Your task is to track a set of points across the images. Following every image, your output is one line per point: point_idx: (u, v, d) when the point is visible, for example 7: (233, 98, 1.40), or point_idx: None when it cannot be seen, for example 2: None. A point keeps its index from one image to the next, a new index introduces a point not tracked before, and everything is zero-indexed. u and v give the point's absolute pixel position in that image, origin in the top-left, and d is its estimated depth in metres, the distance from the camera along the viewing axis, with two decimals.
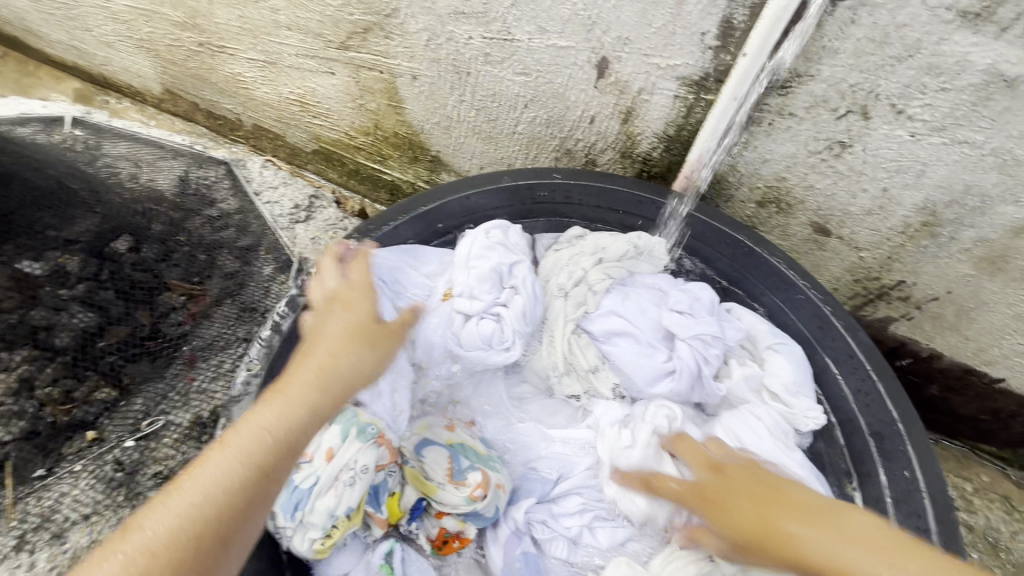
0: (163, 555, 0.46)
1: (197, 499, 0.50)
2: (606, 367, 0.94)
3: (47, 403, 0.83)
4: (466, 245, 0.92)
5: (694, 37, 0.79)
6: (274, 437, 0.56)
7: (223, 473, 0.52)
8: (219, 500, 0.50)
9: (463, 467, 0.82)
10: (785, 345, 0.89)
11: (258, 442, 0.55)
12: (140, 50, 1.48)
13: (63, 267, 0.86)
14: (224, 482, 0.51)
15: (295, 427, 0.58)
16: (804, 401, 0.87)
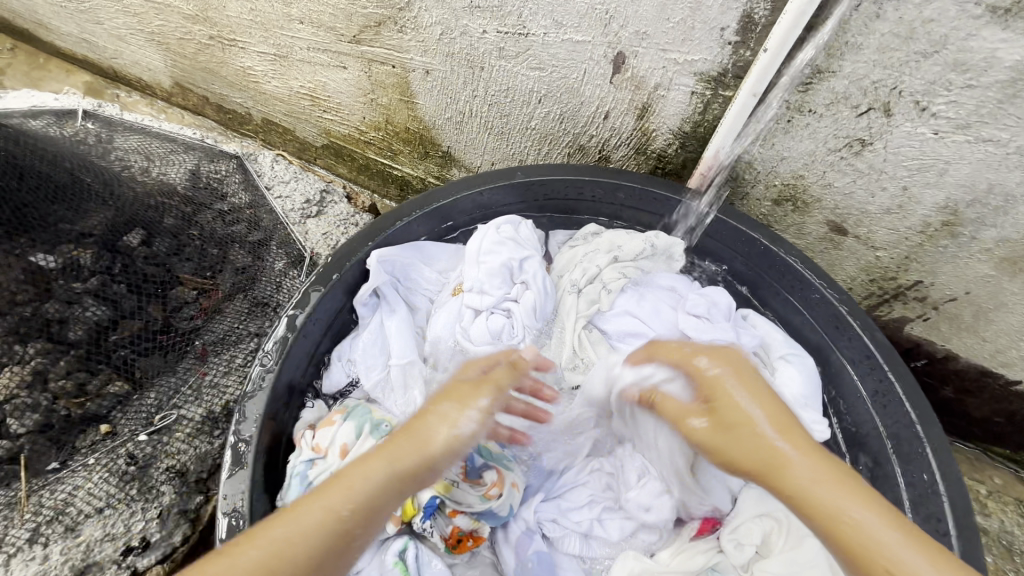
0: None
1: (270, 553, 0.53)
2: None
3: (61, 396, 0.83)
4: (477, 241, 0.91)
5: (713, 32, 0.78)
6: (349, 492, 0.58)
7: (306, 530, 0.55)
8: (292, 548, 0.54)
9: (478, 465, 0.83)
10: (797, 356, 0.89)
11: (336, 495, 0.57)
12: (151, 43, 1.48)
13: (76, 261, 0.86)
14: (299, 545, 0.54)
15: (372, 488, 0.58)
16: (810, 413, 0.86)
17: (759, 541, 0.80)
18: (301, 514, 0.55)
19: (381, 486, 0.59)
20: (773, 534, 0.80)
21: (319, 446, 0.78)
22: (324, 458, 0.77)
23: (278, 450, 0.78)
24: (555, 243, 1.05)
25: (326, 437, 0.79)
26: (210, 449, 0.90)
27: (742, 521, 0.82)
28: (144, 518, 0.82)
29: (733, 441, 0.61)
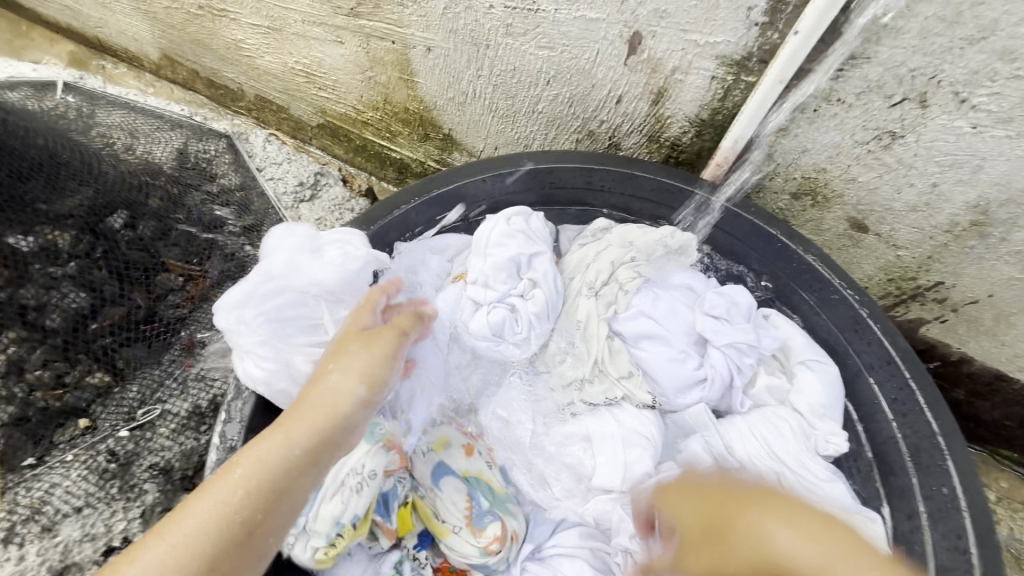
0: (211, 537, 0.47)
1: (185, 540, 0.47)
2: (639, 376, 0.83)
3: (37, 387, 0.77)
4: (345, 234, 0.78)
5: (739, 12, 0.72)
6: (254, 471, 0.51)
7: (200, 519, 0.48)
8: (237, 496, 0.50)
9: (483, 510, 0.74)
10: (819, 363, 0.84)
11: (235, 483, 0.50)
12: (137, 12, 1.40)
13: (53, 244, 0.80)
14: (215, 515, 0.48)
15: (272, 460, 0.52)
16: (828, 424, 0.81)
17: None
18: (192, 508, 0.49)
19: (282, 464, 0.52)
20: None
21: None
22: None
23: None
24: (565, 239, 0.99)
25: None
26: (195, 446, 0.86)
27: None
28: (127, 517, 0.78)
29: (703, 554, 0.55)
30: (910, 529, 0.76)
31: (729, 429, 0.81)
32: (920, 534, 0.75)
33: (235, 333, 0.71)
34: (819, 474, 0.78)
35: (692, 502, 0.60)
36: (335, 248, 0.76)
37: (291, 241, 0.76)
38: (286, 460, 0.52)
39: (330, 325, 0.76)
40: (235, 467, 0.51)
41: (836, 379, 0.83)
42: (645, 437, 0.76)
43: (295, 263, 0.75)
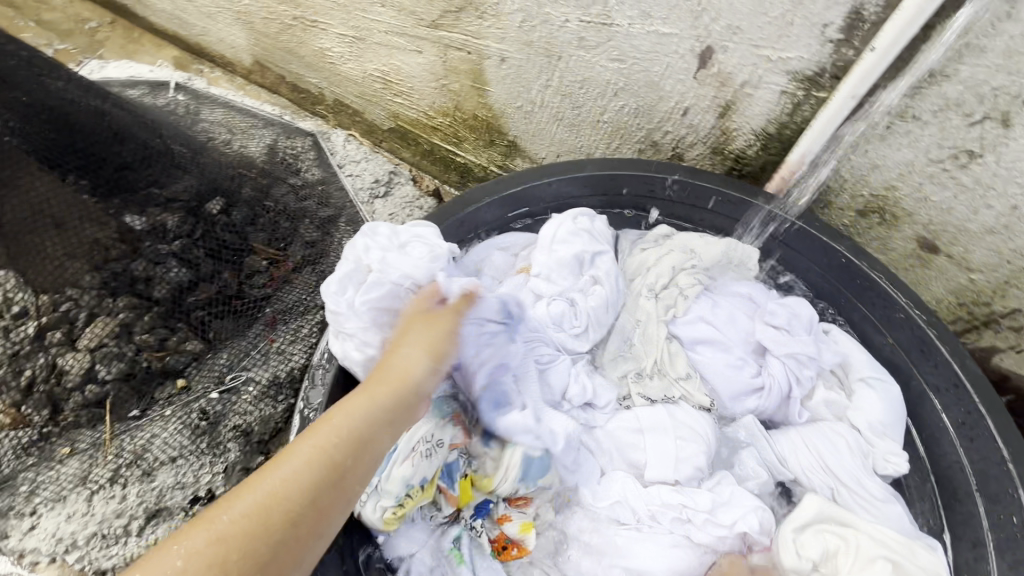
0: (289, 487, 0.49)
1: (287, 486, 0.49)
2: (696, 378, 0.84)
3: (144, 348, 0.88)
4: (427, 228, 0.80)
5: (814, 28, 0.74)
6: (341, 425, 0.54)
7: (292, 466, 0.50)
8: (321, 452, 0.52)
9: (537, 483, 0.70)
10: (880, 382, 0.81)
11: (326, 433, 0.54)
12: (237, 22, 1.54)
13: (162, 224, 0.91)
14: (314, 466, 0.51)
15: (357, 417, 0.56)
16: (889, 443, 0.78)
17: (820, 555, 0.71)
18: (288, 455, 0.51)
19: (368, 419, 0.56)
20: (839, 554, 0.70)
21: None
22: None
23: None
24: (625, 242, 0.99)
25: None
26: (274, 413, 0.91)
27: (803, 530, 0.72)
28: (211, 471, 0.84)
29: None
30: (974, 559, 0.74)
31: (781, 442, 0.81)
32: (985, 564, 0.72)
33: (333, 318, 0.72)
34: (876, 494, 0.76)
35: None
36: (409, 235, 0.79)
37: (380, 235, 0.78)
38: (375, 422, 0.57)
39: None
40: (326, 427, 0.54)
41: (901, 402, 0.81)
42: (698, 435, 0.76)
43: (385, 258, 0.76)
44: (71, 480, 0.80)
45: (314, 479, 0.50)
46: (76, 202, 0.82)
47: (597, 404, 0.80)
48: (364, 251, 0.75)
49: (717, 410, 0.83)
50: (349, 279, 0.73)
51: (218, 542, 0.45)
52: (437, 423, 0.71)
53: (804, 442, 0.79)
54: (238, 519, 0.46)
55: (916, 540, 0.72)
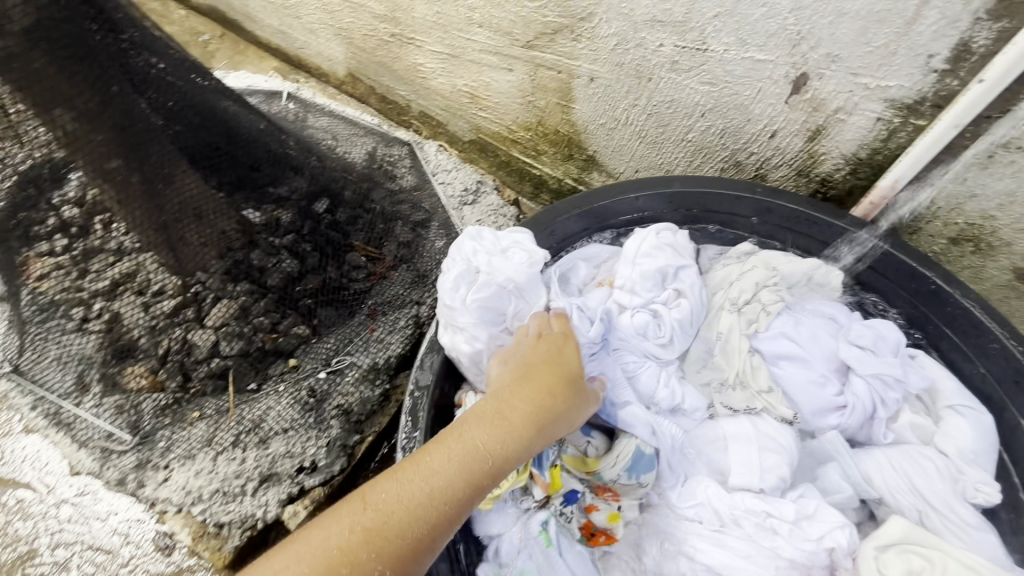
0: (429, 500, 0.56)
1: (421, 492, 0.56)
2: (778, 393, 0.84)
3: (260, 329, 1.00)
4: (522, 235, 0.87)
5: (917, 58, 0.76)
6: (482, 453, 0.60)
7: (434, 479, 0.57)
8: (457, 474, 0.58)
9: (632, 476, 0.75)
10: (970, 411, 0.81)
11: (466, 455, 0.59)
12: (337, 37, 1.68)
13: (275, 219, 1.01)
14: (445, 477, 0.57)
15: (495, 450, 0.60)
16: (979, 472, 0.78)
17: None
18: (434, 464, 0.57)
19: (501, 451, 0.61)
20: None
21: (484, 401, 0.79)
22: None
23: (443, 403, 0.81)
24: (706, 257, 1.04)
25: None
26: (371, 396, 0.98)
27: (887, 548, 0.71)
28: (316, 444, 0.92)
29: None
30: None
31: (866, 460, 0.81)
32: None
33: (445, 312, 0.78)
34: (967, 519, 0.75)
35: None
36: (506, 241, 0.85)
37: (484, 240, 0.85)
38: (507, 457, 0.61)
39: (512, 316, 0.81)
40: (467, 447, 0.59)
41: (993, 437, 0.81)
42: (780, 445, 0.78)
43: (490, 261, 0.82)
44: (199, 441, 0.91)
45: (448, 498, 0.56)
46: (213, 199, 0.91)
47: (683, 408, 0.84)
48: (472, 254, 0.82)
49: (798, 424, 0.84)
50: (461, 279, 0.79)
51: (364, 527, 0.52)
52: None
53: (889, 463, 0.80)
54: (386, 518, 0.53)
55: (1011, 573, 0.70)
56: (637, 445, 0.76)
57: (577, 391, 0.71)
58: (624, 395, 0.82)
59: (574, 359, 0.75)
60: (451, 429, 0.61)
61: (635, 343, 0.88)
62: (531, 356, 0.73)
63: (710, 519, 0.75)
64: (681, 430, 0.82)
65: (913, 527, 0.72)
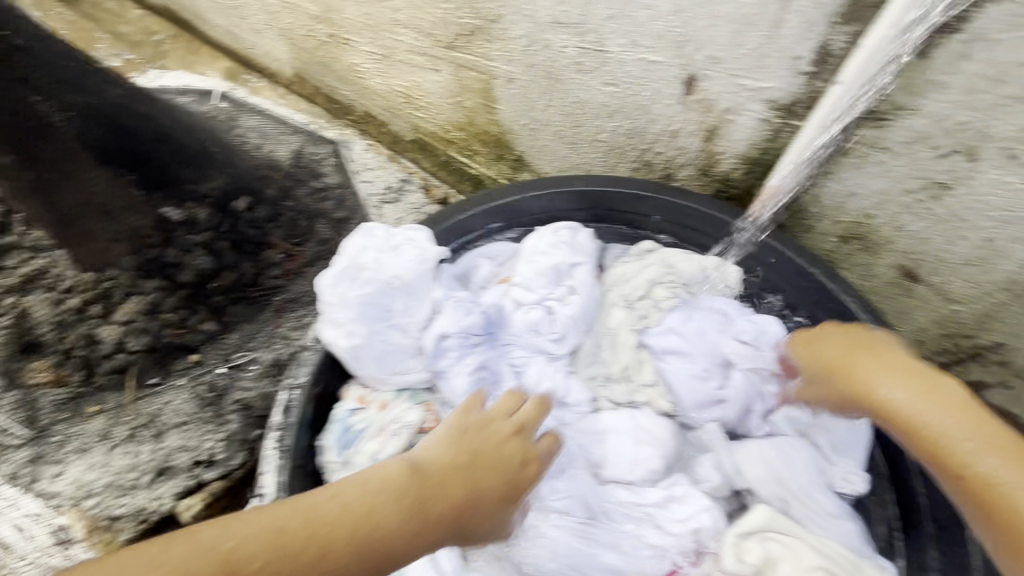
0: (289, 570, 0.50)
1: (287, 555, 0.50)
2: (661, 386, 0.89)
3: (167, 326, 1.01)
4: (418, 232, 0.87)
5: (787, 61, 0.78)
6: (374, 538, 0.54)
7: (308, 545, 0.52)
8: (337, 549, 0.52)
9: None
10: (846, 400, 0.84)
11: (356, 531, 0.53)
12: (281, 38, 1.69)
13: (193, 217, 1.10)
14: (324, 545, 0.52)
15: (385, 540, 0.55)
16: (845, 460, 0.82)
17: (760, 561, 0.72)
18: (320, 528, 0.52)
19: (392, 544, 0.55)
20: (780, 562, 0.72)
21: (365, 399, 0.82)
22: (365, 409, 0.81)
23: (326, 395, 0.81)
24: (611, 256, 1.04)
25: (372, 393, 0.82)
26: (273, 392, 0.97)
27: (746, 535, 0.75)
28: (214, 438, 0.92)
29: (894, 375, 0.64)
30: None
31: (739, 450, 0.83)
32: None
33: (325, 308, 0.79)
34: (828, 508, 0.79)
35: (819, 347, 0.74)
36: (398, 236, 0.86)
37: (375, 236, 0.85)
38: (395, 553, 0.55)
39: (398, 312, 0.83)
40: (367, 519, 0.54)
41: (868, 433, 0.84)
42: (655, 437, 0.82)
43: (378, 257, 0.83)
44: (94, 435, 0.91)
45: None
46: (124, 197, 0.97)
47: (568, 401, 0.87)
48: (359, 250, 0.82)
49: (680, 416, 0.88)
50: (343, 275, 0.80)
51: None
52: (408, 409, 0.81)
53: (760, 455, 0.82)
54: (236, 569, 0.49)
55: (865, 560, 0.74)
56: None
57: (505, 507, 0.66)
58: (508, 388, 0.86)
59: (534, 474, 0.69)
60: (363, 493, 0.56)
61: (525, 339, 0.89)
62: (490, 442, 0.67)
63: (578, 511, 0.77)
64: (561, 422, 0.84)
65: (774, 515, 0.76)
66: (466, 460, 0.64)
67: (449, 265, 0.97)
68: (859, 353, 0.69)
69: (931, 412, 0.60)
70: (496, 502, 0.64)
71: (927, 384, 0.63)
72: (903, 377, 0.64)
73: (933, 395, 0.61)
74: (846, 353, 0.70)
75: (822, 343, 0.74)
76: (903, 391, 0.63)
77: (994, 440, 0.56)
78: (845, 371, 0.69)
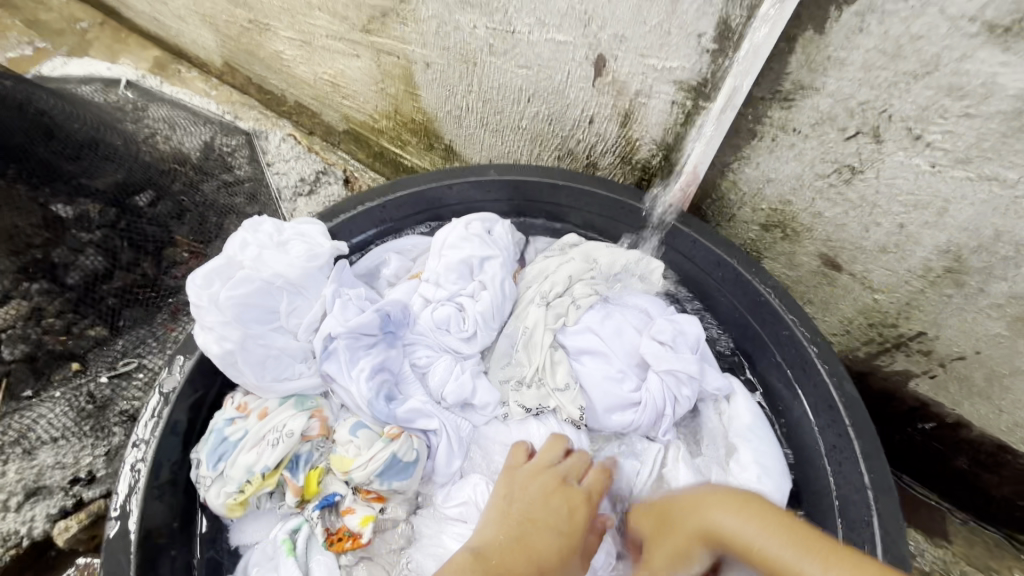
0: None
1: None
2: (576, 389, 0.83)
3: (49, 332, 0.91)
4: (311, 226, 0.82)
5: (690, 38, 0.73)
6: None
7: None
8: None
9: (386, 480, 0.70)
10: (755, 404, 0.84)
11: None
12: (204, 25, 1.59)
13: (87, 213, 0.94)
14: None
15: None
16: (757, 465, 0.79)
17: None
18: None
19: None
20: None
21: (245, 406, 0.75)
22: (244, 419, 0.74)
23: (203, 403, 0.75)
24: (534, 249, 1.01)
25: (255, 401, 0.75)
26: None
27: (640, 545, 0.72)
28: (93, 453, 0.88)
29: (729, 508, 0.60)
30: None
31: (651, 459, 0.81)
32: None
33: (194, 310, 0.72)
34: None
35: (652, 513, 0.68)
36: (291, 233, 0.81)
37: (261, 232, 0.79)
38: None
39: (284, 314, 0.77)
40: None
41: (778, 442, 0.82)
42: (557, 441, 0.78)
43: (261, 254, 0.77)
44: None
45: None
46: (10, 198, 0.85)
47: (474, 403, 0.81)
48: (239, 248, 0.76)
49: (591, 420, 0.83)
50: (217, 274, 0.74)
51: None
52: (292, 416, 0.74)
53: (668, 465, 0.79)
54: None
55: None
56: (393, 450, 0.71)
57: (573, 560, 0.65)
58: (409, 391, 0.80)
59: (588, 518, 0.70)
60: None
61: (431, 340, 0.84)
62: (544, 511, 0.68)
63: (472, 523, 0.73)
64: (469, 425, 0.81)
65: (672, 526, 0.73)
66: (523, 526, 0.66)
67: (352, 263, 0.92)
68: (688, 496, 0.65)
69: (772, 541, 0.54)
70: (561, 552, 0.65)
71: (756, 510, 0.59)
72: (743, 510, 0.59)
73: (775, 523, 0.56)
74: (681, 501, 0.65)
75: (657, 511, 0.67)
76: (747, 529, 0.56)
77: (819, 546, 0.52)
78: (685, 521, 0.62)
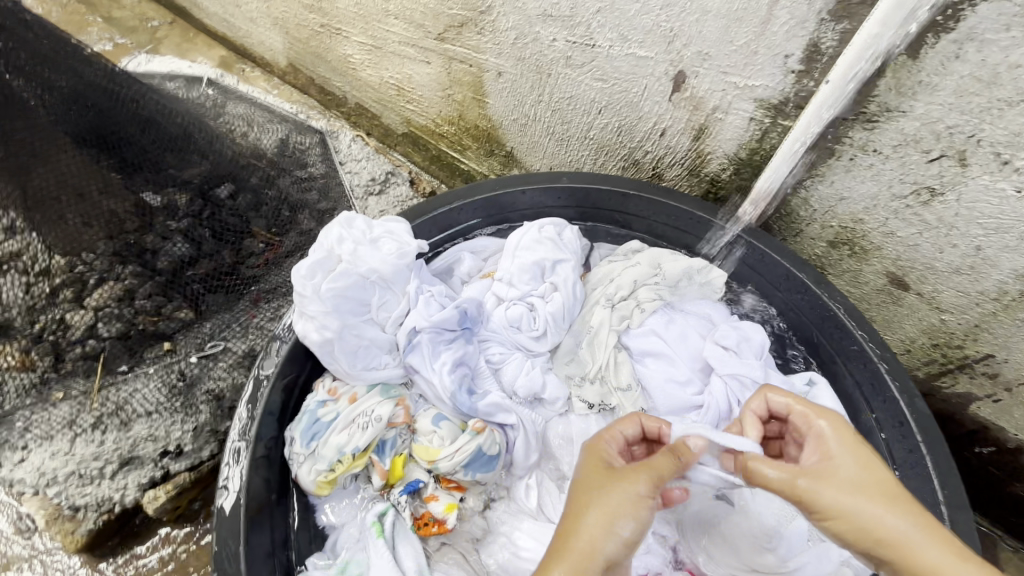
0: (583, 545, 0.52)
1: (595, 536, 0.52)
2: (638, 389, 0.87)
3: (141, 312, 0.98)
4: (397, 223, 0.85)
5: (777, 59, 0.76)
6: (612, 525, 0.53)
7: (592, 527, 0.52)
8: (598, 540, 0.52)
9: (467, 470, 0.74)
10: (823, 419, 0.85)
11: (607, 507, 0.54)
12: (275, 27, 1.66)
13: (174, 203, 1.00)
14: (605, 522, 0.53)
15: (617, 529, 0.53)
16: None
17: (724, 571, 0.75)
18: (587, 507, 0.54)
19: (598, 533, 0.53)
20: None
21: (335, 390, 0.79)
22: (334, 402, 0.78)
23: (296, 385, 0.80)
24: (597, 255, 1.04)
25: (345, 385, 0.80)
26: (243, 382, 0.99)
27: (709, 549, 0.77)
28: (182, 428, 0.93)
29: (869, 474, 0.55)
30: None
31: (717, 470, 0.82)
32: None
33: (297, 300, 0.77)
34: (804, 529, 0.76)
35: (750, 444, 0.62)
36: (380, 230, 0.84)
37: (355, 227, 0.83)
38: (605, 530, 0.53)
39: (375, 307, 0.82)
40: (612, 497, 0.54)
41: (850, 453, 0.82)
42: None
43: (355, 249, 0.81)
44: (60, 422, 0.90)
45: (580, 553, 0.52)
46: (99, 177, 0.91)
47: (544, 397, 0.85)
48: (337, 242, 0.81)
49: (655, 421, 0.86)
50: (319, 266, 0.79)
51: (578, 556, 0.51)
52: (380, 403, 0.78)
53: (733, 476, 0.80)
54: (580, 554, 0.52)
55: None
56: (479, 444, 0.74)
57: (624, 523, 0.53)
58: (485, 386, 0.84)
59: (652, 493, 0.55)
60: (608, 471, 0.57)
61: (504, 336, 0.88)
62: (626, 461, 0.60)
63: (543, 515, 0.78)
64: (540, 418, 0.84)
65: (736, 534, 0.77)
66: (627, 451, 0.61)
67: (428, 261, 0.97)
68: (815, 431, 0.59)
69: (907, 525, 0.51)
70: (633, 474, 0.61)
71: (889, 490, 0.54)
72: (883, 493, 0.53)
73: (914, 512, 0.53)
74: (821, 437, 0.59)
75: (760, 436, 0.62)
76: (887, 510, 0.52)
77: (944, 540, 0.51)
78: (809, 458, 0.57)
